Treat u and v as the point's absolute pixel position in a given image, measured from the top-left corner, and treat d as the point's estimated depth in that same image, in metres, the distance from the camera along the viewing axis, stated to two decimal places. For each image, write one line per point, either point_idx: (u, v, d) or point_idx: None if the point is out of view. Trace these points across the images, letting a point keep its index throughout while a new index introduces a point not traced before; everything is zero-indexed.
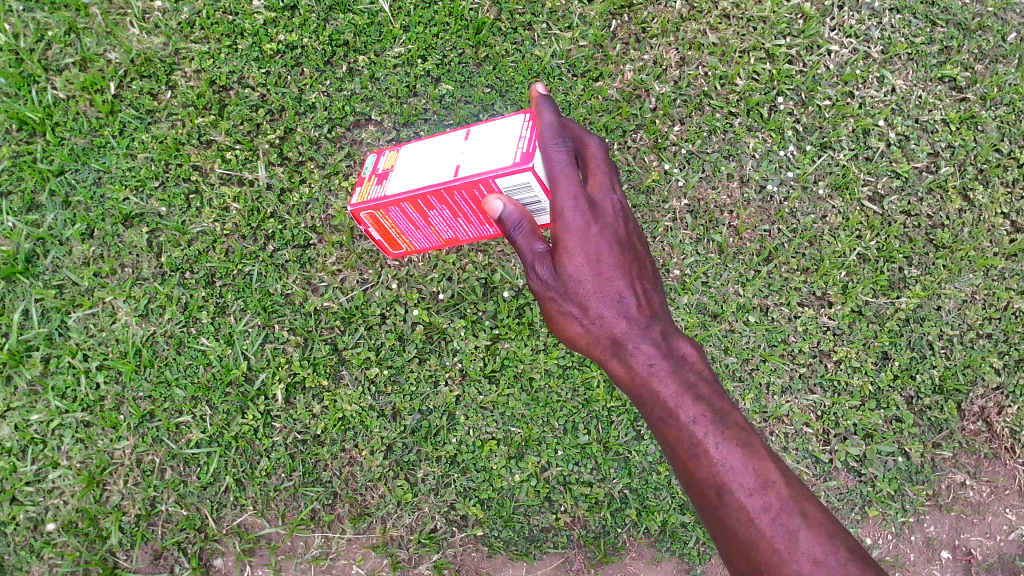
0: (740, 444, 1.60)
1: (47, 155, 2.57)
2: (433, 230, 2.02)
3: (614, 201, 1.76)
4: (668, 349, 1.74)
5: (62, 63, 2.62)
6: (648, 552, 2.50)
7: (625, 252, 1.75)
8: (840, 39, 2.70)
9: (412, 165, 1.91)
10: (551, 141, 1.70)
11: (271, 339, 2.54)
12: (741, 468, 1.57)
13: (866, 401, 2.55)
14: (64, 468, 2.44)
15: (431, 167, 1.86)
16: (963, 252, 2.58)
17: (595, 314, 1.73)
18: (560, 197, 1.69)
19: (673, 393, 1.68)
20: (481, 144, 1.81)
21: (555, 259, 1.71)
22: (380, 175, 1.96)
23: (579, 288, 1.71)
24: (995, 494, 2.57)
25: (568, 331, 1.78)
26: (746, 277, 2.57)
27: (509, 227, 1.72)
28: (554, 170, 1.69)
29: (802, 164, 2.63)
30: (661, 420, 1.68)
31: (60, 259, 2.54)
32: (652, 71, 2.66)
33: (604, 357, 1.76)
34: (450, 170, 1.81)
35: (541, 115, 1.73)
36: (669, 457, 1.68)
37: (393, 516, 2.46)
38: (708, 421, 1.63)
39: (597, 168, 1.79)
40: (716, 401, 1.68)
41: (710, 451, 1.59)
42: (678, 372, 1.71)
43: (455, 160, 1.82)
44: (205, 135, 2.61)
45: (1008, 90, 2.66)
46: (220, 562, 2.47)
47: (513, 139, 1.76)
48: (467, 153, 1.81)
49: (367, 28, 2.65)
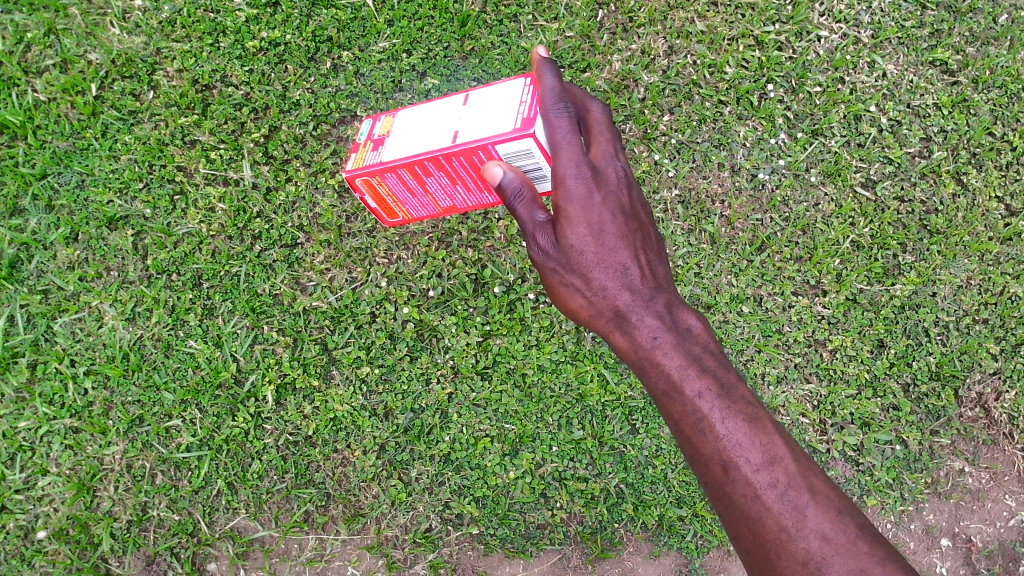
0: (747, 418, 1.57)
1: (29, 159, 2.54)
2: (430, 199, 1.99)
3: (617, 168, 1.73)
4: (673, 321, 1.71)
5: (42, 65, 2.59)
6: (646, 547, 2.47)
7: (628, 222, 1.71)
8: (829, 25, 2.67)
9: (409, 130, 1.86)
10: (552, 107, 1.66)
11: (260, 340, 2.50)
12: (747, 442, 1.54)
13: (862, 389, 2.53)
14: (53, 476, 2.41)
15: (428, 133, 1.82)
16: (958, 236, 2.55)
17: (598, 285, 1.70)
18: (561, 164, 1.66)
19: (678, 366, 1.65)
20: (480, 109, 1.77)
21: (557, 228, 1.68)
22: (376, 141, 1.91)
23: (581, 258, 1.68)
24: (995, 480, 2.55)
25: (570, 303, 1.75)
26: (739, 267, 2.55)
27: (510, 195, 1.68)
28: (555, 136, 1.66)
29: (794, 152, 2.60)
30: (666, 394, 1.65)
31: (44, 264, 2.51)
32: (640, 61, 2.63)
33: (606, 329, 1.74)
34: (448, 137, 1.78)
35: (542, 79, 1.69)
36: (673, 431, 1.65)
37: (387, 516, 2.44)
38: (714, 395, 1.60)
39: (599, 135, 1.75)
40: (722, 374, 1.65)
41: (716, 426, 1.56)
42: (682, 345, 1.68)
43: (453, 126, 1.79)
44: (189, 134, 2.57)
45: (1000, 72, 2.63)
46: (213, 566, 2.44)
47: (514, 105, 1.72)
48: (466, 118, 1.78)
49: (350, 23, 2.61)
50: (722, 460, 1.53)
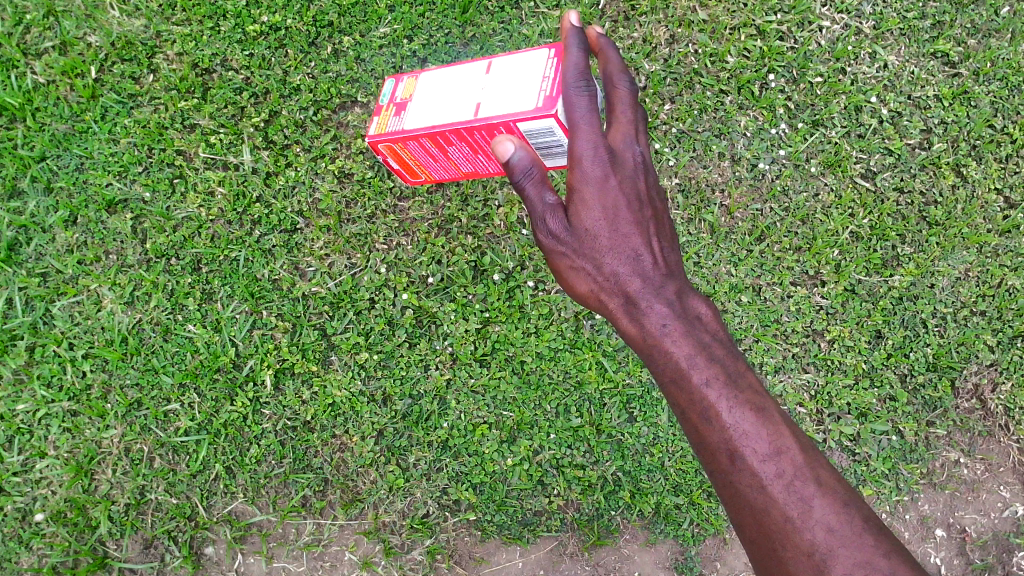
0: (755, 409, 1.55)
1: (28, 141, 2.53)
2: (451, 165, 2.02)
3: (635, 151, 1.71)
4: (682, 308, 1.69)
5: (41, 47, 2.57)
6: (643, 535, 2.48)
7: (642, 206, 1.71)
8: (831, 15, 2.67)
9: (432, 96, 1.87)
10: (574, 84, 1.66)
11: (259, 325, 2.50)
12: (755, 433, 1.52)
13: (860, 380, 2.54)
14: (51, 458, 2.41)
15: (452, 101, 1.84)
16: (957, 228, 2.56)
17: (608, 269, 1.69)
18: (578, 143, 1.65)
19: (686, 355, 1.63)
20: (503, 80, 1.79)
21: (570, 210, 1.68)
22: (398, 105, 1.92)
23: (593, 242, 1.68)
24: (990, 471, 2.56)
25: (579, 286, 1.74)
26: (738, 257, 2.55)
27: (519, 173, 1.68)
28: (575, 114, 1.65)
29: (794, 142, 2.60)
30: (674, 382, 1.63)
31: (43, 247, 2.50)
32: (641, 49, 2.63)
33: (615, 314, 1.72)
34: (471, 109, 1.80)
35: (569, 53, 1.69)
36: (679, 419, 1.64)
37: (385, 501, 2.45)
38: (722, 384, 1.58)
39: (621, 114, 1.72)
40: (731, 362, 1.63)
41: (724, 416, 1.55)
42: (691, 333, 1.66)
43: (475, 97, 1.81)
44: (188, 118, 2.56)
45: (1001, 64, 2.63)
46: (211, 550, 2.45)
47: (537, 80, 1.75)
48: (488, 91, 1.80)
49: (351, 8, 2.60)
50: (728, 449, 1.52)
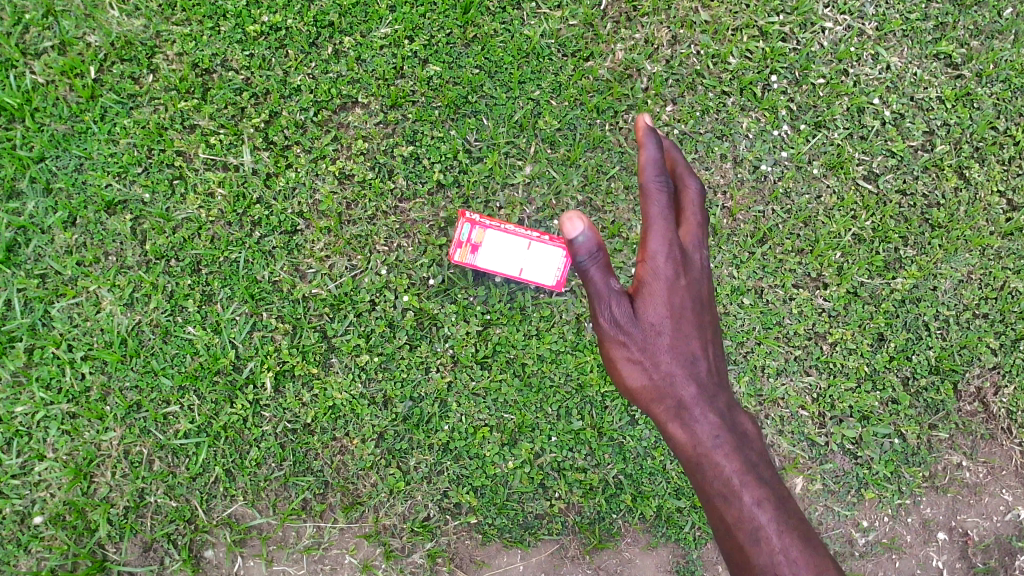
0: (803, 537, 1.51)
1: (27, 142, 2.51)
2: None
3: (703, 256, 1.73)
4: (733, 420, 1.65)
5: (41, 47, 2.54)
6: (644, 538, 2.48)
7: (703, 313, 1.71)
8: (834, 16, 2.65)
9: (494, 248, 2.39)
10: (655, 178, 1.68)
11: (259, 327, 2.49)
12: (804, 563, 1.48)
13: (862, 382, 2.53)
14: (50, 461, 2.40)
15: (504, 258, 2.39)
16: (960, 230, 2.55)
17: (665, 369, 1.66)
18: (653, 241, 1.66)
19: (739, 471, 1.57)
20: (539, 259, 2.38)
21: (636, 304, 1.67)
22: (467, 243, 2.41)
23: (654, 339, 1.67)
24: (992, 475, 2.56)
25: (630, 381, 1.70)
26: (741, 259, 2.54)
27: (583, 256, 1.63)
28: (653, 209, 1.67)
29: (797, 144, 2.59)
30: (721, 496, 1.56)
31: (42, 248, 2.49)
32: (643, 50, 2.62)
33: (663, 417, 1.67)
34: (515, 270, 2.39)
35: (647, 147, 1.71)
36: (718, 535, 1.58)
37: (385, 504, 2.44)
38: (773, 507, 1.53)
39: (695, 216, 1.73)
40: (778, 485, 1.59)
41: (773, 539, 1.50)
42: (744, 448, 1.60)
43: (520, 262, 2.38)
44: (188, 119, 2.55)
45: (1004, 66, 2.62)
46: (210, 553, 2.44)
47: (555, 267, 2.39)
48: (530, 261, 2.38)
49: (352, 9, 2.57)
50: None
